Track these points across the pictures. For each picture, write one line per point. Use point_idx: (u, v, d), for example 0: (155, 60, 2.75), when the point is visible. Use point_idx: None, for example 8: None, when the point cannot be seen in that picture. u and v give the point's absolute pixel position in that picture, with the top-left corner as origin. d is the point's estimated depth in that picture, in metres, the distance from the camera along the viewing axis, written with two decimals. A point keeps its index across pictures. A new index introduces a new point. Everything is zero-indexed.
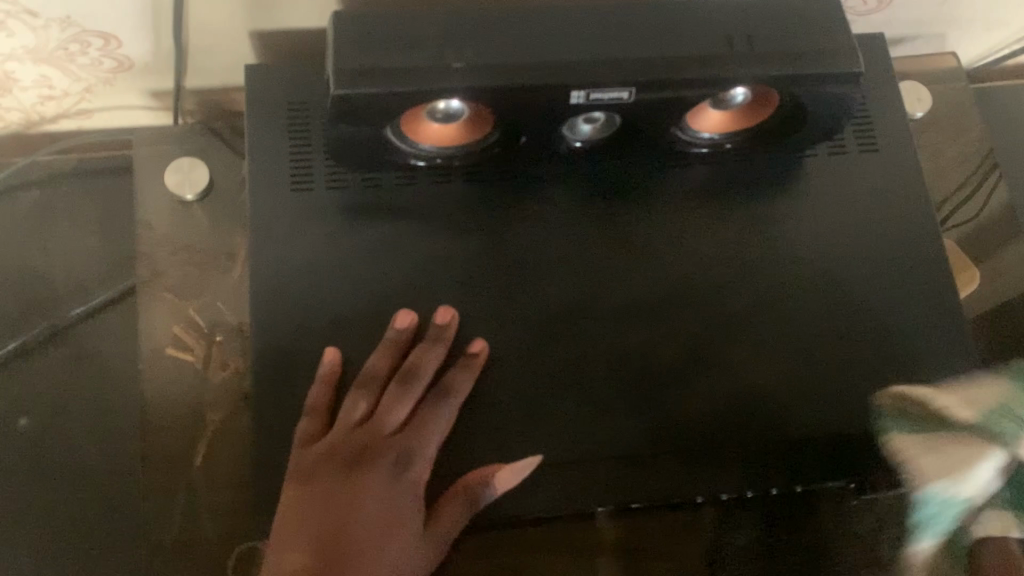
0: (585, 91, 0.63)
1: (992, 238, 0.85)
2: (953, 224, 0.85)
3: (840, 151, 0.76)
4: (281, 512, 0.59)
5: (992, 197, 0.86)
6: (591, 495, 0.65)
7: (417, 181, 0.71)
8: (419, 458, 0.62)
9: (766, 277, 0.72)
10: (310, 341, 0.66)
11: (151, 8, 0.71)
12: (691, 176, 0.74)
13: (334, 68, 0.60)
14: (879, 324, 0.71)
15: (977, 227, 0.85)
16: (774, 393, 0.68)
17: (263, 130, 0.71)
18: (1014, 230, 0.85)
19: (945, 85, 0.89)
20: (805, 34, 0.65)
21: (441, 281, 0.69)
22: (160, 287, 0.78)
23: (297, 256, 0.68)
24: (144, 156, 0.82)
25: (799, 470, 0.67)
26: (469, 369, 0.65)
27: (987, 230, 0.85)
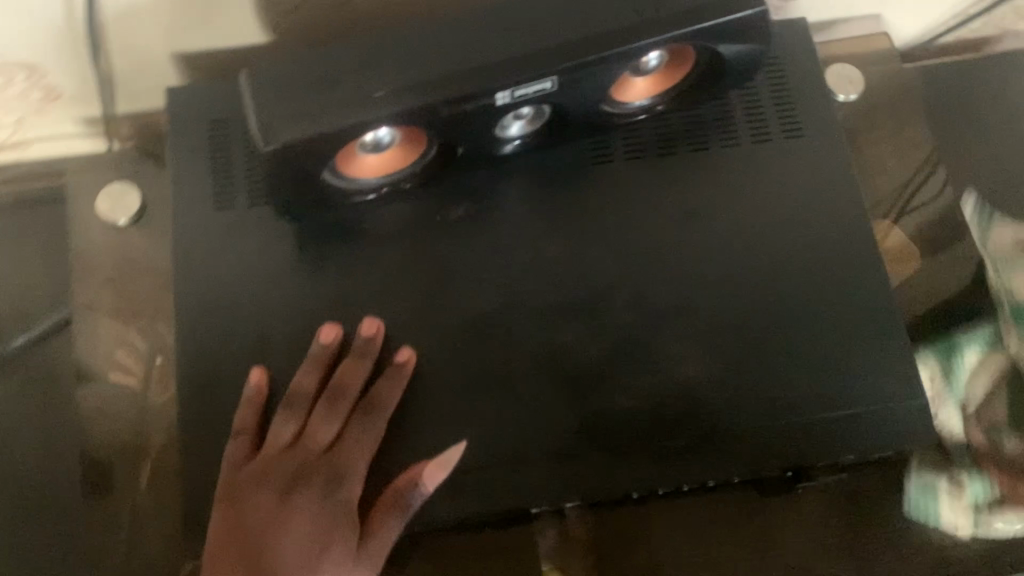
0: (510, 90, 0.63)
1: (942, 237, 0.83)
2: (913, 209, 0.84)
3: (765, 138, 0.75)
4: (211, 534, 0.60)
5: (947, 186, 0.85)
6: (524, 498, 0.64)
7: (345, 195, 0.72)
8: (352, 475, 0.62)
9: (696, 266, 0.71)
10: (235, 359, 0.66)
11: (67, 36, 0.72)
12: (618, 171, 0.74)
13: (258, 125, 0.61)
14: (814, 310, 0.70)
15: (931, 214, 0.83)
16: (707, 385, 0.67)
17: (184, 152, 0.72)
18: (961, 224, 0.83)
19: (878, 66, 0.89)
20: (714, 7, 0.65)
21: (364, 292, 0.69)
22: (99, 312, 0.79)
23: (223, 274, 0.69)
24: (79, 183, 0.82)
25: (737, 460, 0.66)
26: (396, 379, 0.65)
27: (935, 226, 0.83)
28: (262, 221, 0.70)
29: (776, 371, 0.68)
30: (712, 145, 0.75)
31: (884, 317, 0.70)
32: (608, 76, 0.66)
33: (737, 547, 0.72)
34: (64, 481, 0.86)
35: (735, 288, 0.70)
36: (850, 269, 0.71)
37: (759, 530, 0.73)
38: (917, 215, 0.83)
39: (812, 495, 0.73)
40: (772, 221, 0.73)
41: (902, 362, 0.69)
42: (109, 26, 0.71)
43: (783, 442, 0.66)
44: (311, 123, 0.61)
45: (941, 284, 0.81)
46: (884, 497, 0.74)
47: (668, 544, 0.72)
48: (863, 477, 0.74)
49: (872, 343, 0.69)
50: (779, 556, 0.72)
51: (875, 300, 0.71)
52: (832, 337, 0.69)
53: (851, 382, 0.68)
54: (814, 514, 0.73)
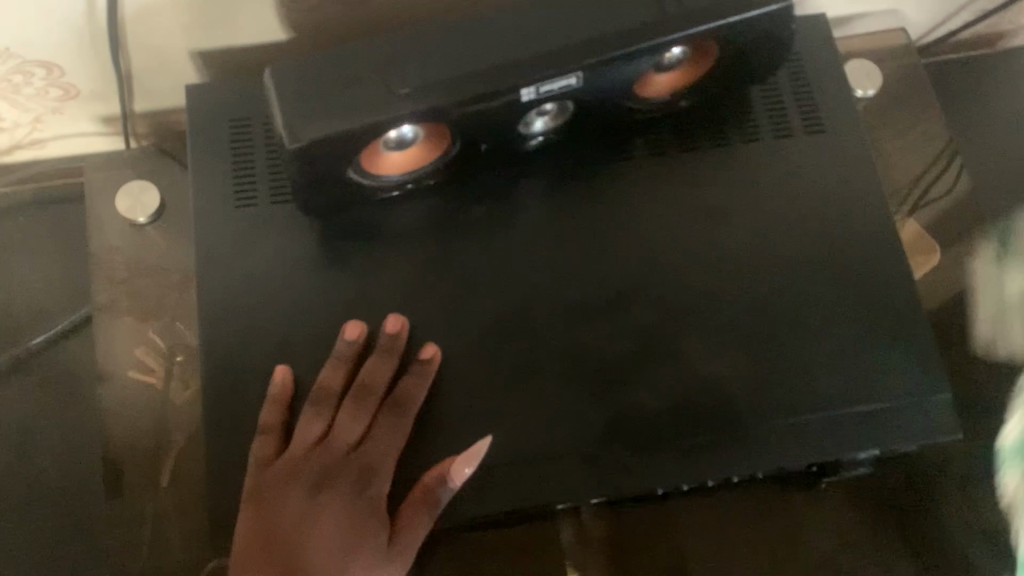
0: (535, 86, 0.63)
1: (959, 228, 0.83)
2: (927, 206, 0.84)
3: (786, 134, 0.75)
4: (239, 534, 0.60)
5: (960, 180, 0.85)
6: (550, 494, 0.64)
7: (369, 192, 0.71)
8: (379, 474, 0.62)
9: (719, 261, 0.71)
10: (259, 357, 0.66)
11: (87, 33, 0.72)
12: (639, 168, 0.74)
13: (283, 122, 0.61)
14: (837, 306, 0.70)
15: (946, 211, 0.83)
16: (731, 382, 0.67)
17: (204, 150, 0.72)
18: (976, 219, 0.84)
19: (896, 62, 0.89)
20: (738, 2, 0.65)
21: (386, 290, 0.68)
22: (118, 312, 0.79)
23: (246, 272, 0.69)
24: (97, 181, 0.82)
25: (762, 456, 0.66)
26: (422, 376, 0.65)
27: (952, 219, 0.83)
28: (284, 219, 0.70)
29: (800, 367, 0.68)
30: (732, 140, 0.75)
31: (907, 313, 0.70)
32: (631, 71, 0.65)
33: (760, 542, 0.72)
34: (83, 480, 0.86)
35: (758, 285, 0.70)
36: (873, 265, 0.71)
37: (781, 526, 0.73)
38: (934, 207, 0.83)
39: (831, 493, 0.74)
40: (793, 216, 0.72)
41: (925, 357, 0.69)
42: (128, 23, 0.71)
43: (808, 438, 0.66)
44: (336, 120, 0.61)
45: (958, 278, 0.81)
46: (900, 498, 0.75)
47: (687, 542, 0.72)
48: (881, 476, 0.75)
49: (896, 338, 0.69)
50: (800, 551, 0.72)
51: (898, 295, 0.71)
52: (855, 333, 0.69)
53: (875, 377, 0.68)
54: (836, 509, 0.74)
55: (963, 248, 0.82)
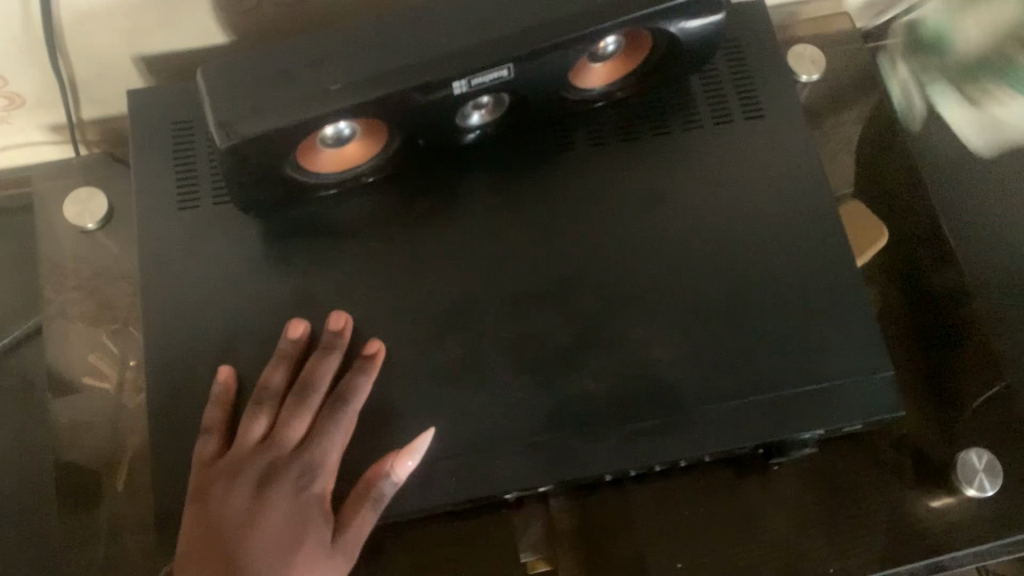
0: (467, 79, 0.63)
1: (904, 215, 0.85)
2: (877, 194, 0.86)
3: (726, 120, 0.76)
4: (183, 533, 0.60)
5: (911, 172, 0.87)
6: (496, 484, 0.64)
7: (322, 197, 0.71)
8: (323, 470, 0.61)
9: (663, 250, 0.71)
10: (204, 356, 0.67)
11: (26, 42, 0.72)
12: (580, 158, 0.74)
13: (214, 122, 0.61)
14: (779, 290, 0.70)
15: (893, 202, 0.86)
16: (673, 367, 0.67)
17: (147, 154, 0.72)
18: (924, 204, 0.85)
19: (841, 46, 0.89)
20: None
21: (330, 288, 0.69)
22: (70, 318, 0.79)
23: (189, 274, 0.69)
24: (46, 189, 0.82)
25: (706, 440, 0.66)
26: (366, 370, 0.64)
27: (898, 208, 0.85)
28: (227, 220, 0.71)
29: (741, 350, 0.68)
30: (673, 128, 0.75)
31: (849, 293, 0.71)
32: (565, 62, 0.66)
33: (716, 531, 0.72)
34: (44, 487, 0.86)
35: (701, 271, 0.70)
36: (814, 247, 0.72)
37: (737, 510, 0.73)
38: (882, 198, 0.85)
39: (785, 474, 0.74)
40: (735, 201, 0.73)
41: (869, 336, 0.70)
42: (66, 30, 0.71)
43: (752, 420, 0.67)
44: (268, 119, 0.61)
45: (904, 262, 0.84)
46: (855, 476, 0.74)
47: (647, 531, 0.72)
48: (834, 455, 0.74)
49: (838, 320, 0.70)
50: (756, 536, 0.72)
51: (839, 275, 0.71)
52: (798, 315, 0.70)
53: (820, 357, 0.68)
54: (791, 492, 0.73)
55: (910, 239, 0.85)
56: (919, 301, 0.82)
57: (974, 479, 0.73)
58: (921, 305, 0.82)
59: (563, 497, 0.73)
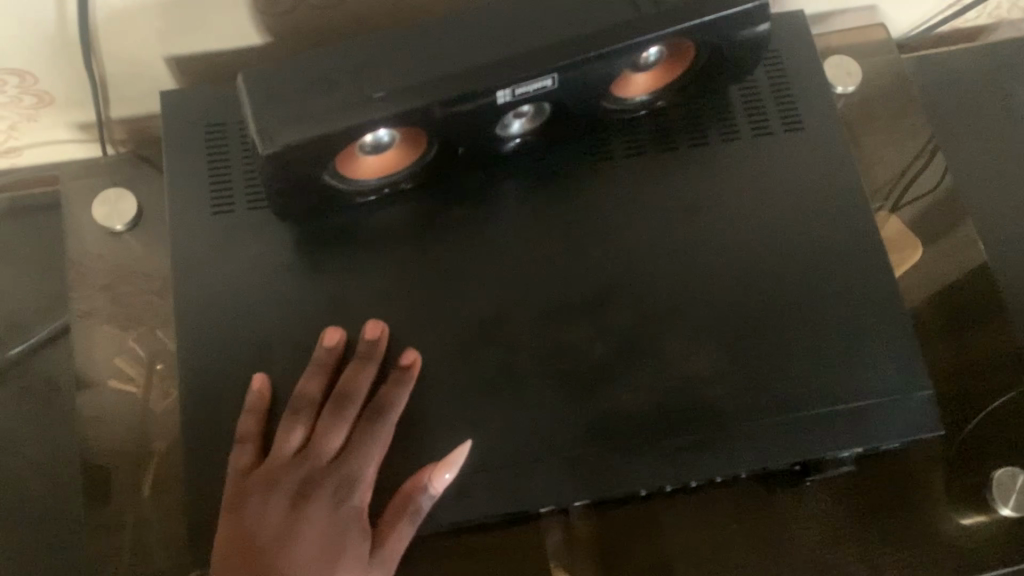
0: (511, 88, 0.62)
1: (938, 222, 0.84)
2: (910, 200, 0.84)
3: (765, 132, 0.75)
4: (219, 544, 0.59)
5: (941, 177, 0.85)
6: (532, 498, 0.63)
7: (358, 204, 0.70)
8: (361, 483, 0.61)
9: (701, 263, 0.70)
10: (237, 364, 0.66)
11: (59, 41, 0.71)
12: (618, 168, 0.73)
13: (256, 128, 0.60)
14: (817, 306, 0.70)
15: (927, 208, 0.84)
16: (711, 382, 0.67)
17: (181, 156, 0.72)
18: (958, 215, 0.84)
19: (877, 57, 0.89)
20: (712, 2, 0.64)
21: (365, 296, 0.68)
22: (96, 320, 0.78)
23: (223, 280, 0.68)
24: (73, 189, 0.81)
25: (743, 457, 0.66)
26: (403, 382, 0.64)
27: (932, 215, 0.84)
28: (262, 225, 0.70)
29: (780, 367, 0.68)
30: (711, 139, 0.75)
31: (887, 309, 0.70)
32: (608, 72, 0.65)
33: (745, 546, 0.72)
34: (67, 487, 0.85)
35: (739, 285, 0.70)
36: (853, 262, 0.71)
37: (768, 526, 0.72)
38: (915, 205, 0.83)
39: (817, 491, 0.73)
40: (773, 214, 0.72)
41: (908, 354, 0.69)
42: (100, 30, 0.70)
43: (790, 438, 0.66)
44: (309, 126, 0.60)
45: (942, 272, 0.82)
46: (888, 495, 0.73)
47: (674, 544, 0.72)
48: (868, 473, 0.74)
49: (877, 338, 0.69)
50: (789, 552, 0.71)
51: (877, 292, 0.70)
52: (836, 331, 0.69)
53: (858, 374, 0.68)
54: (823, 508, 0.73)
55: (944, 245, 0.83)
56: (952, 314, 0.81)
57: (1009, 498, 0.73)
58: (955, 315, 0.81)
59: (583, 508, 0.71)
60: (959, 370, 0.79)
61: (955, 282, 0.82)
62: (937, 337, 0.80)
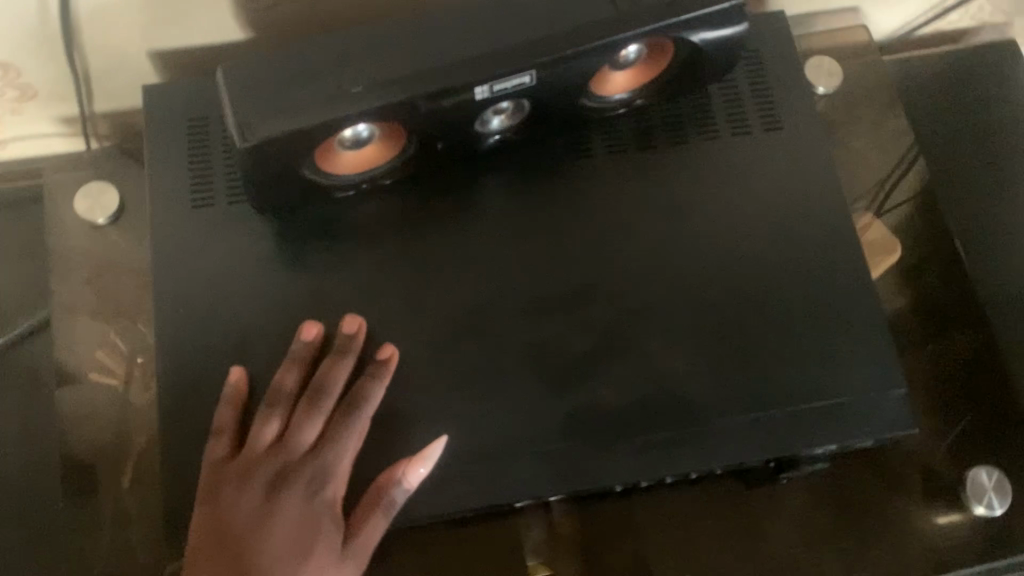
0: (489, 84, 0.63)
1: (918, 232, 0.85)
2: (891, 208, 0.85)
3: (745, 132, 0.76)
4: (193, 535, 0.60)
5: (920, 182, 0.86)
6: (507, 492, 0.64)
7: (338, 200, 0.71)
8: (336, 475, 0.61)
9: (679, 260, 0.71)
10: (216, 356, 0.66)
11: (42, 33, 0.71)
12: (597, 166, 0.74)
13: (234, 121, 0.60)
14: (793, 304, 0.70)
15: (908, 216, 0.85)
16: (686, 379, 0.67)
17: (162, 149, 0.72)
18: (937, 218, 0.85)
19: (859, 59, 0.89)
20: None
21: (345, 290, 0.68)
22: (76, 312, 0.78)
23: (202, 273, 0.69)
24: (56, 182, 0.81)
25: (718, 452, 0.66)
26: (379, 375, 0.64)
27: (911, 222, 0.85)
28: (242, 219, 0.70)
29: (755, 364, 0.68)
30: (691, 138, 0.75)
31: (863, 309, 0.70)
32: (585, 70, 0.66)
33: (721, 542, 0.72)
34: (44, 480, 0.85)
35: (715, 283, 0.70)
36: (830, 261, 0.72)
37: (743, 523, 0.73)
38: (894, 211, 0.85)
39: (794, 489, 0.73)
40: (751, 213, 0.73)
41: (883, 352, 0.69)
42: (82, 22, 0.71)
43: (764, 434, 0.66)
44: (287, 120, 0.61)
45: (920, 277, 0.83)
46: (865, 493, 0.74)
47: (651, 541, 0.72)
48: (844, 472, 0.74)
49: (852, 337, 0.69)
50: (763, 549, 0.72)
51: (854, 291, 0.71)
52: (813, 329, 0.69)
53: (833, 372, 0.68)
54: (798, 504, 0.73)
55: (923, 250, 0.84)
56: (928, 317, 0.81)
57: (982, 497, 0.73)
58: (935, 317, 0.81)
59: (565, 503, 0.72)
60: (940, 369, 0.80)
61: (934, 283, 0.83)
62: (920, 340, 0.81)
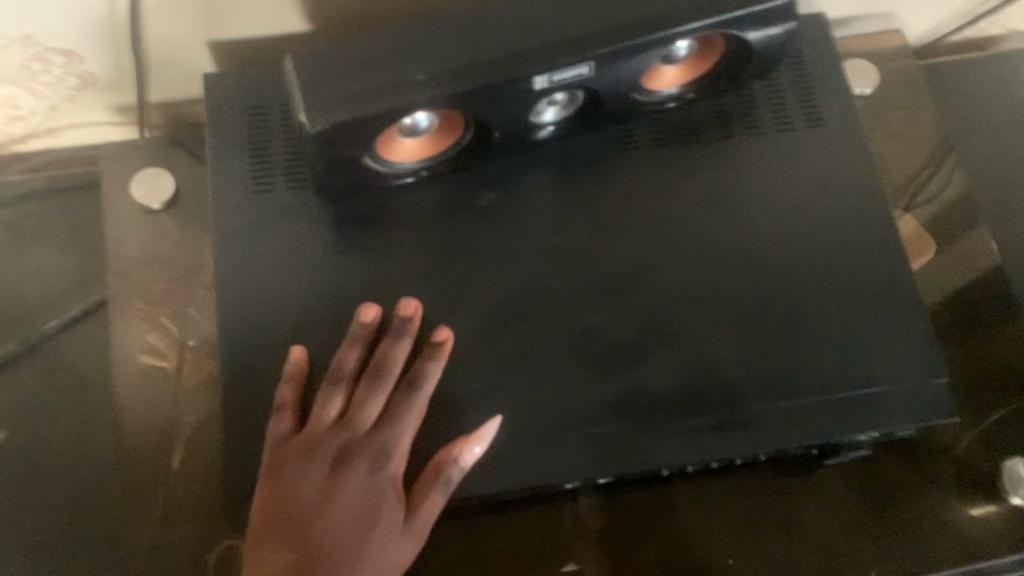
0: (548, 75, 0.65)
1: (957, 228, 0.86)
2: (927, 204, 0.86)
3: (787, 128, 0.78)
4: (258, 509, 0.61)
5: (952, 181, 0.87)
6: (560, 473, 0.65)
7: (395, 190, 0.72)
8: (396, 453, 0.63)
9: (723, 253, 0.72)
10: (275, 337, 0.68)
11: (108, 22, 0.73)
12: (645, 158, 0.76)
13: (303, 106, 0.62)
14: (837, 294, 0.72)
15: (941, 212, 0.85)
16: (733, 365, 0.69)
17: (222, 136, 0.74)
18: (972, 213, 0.86)
19: (893, 62, 0.92)
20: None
21: (400, 276, 0.70)
22: (130, 297, 0.80)
23: (261, 257, 0.70)
24: (111, 169, 0.83)
25: (763, 437, 0.67)
26: (436, 357, 0.66)
27: (949, 217, 0.86)
28: (300, 205, 0.72)
29: (800, 352, 0.69)
30: (735, 133, 0.77)
31: (904, 301, 0.72)
32: (640, 62, 0.67)
33: (761, 531, 0.73)
34: (91, 461, 0.87)
35: (760, 274, 0.72)
36: (872, 254, 0.73)
37: (784, 511, 0.74)
38: (930, 206, 0.86)
39: (832, 479, 0.75)
40: (795, 209, 0.75)
41: (924, 344, 0.71)
42: (147, 12, 0.73)
43: (810, 421, 0.68)
44: (353, 105, 0.62)
45: (956, 274, 0.84)
46: (897, 485, 0.75)
47: (693, 529, 0.73)
48: (881, 462, 0.76)
49: (894, 328, 0.71)
50: (803, 536, 0.73)
51: (895, 283, 0.73)
52: (855, 320, 0.71)
53: (876, 360, 0.70)
54: (837, 494, 0.74)
55: (961, 247, 0.85)
56: (962, 318, 0.83)
57: (1021, 487, 0.75)
58: (970, 318, 0.83)
59: (594, 498, 0.73)
60: (971, 368, 0.82)
61: (969, 281, 0.84)
62: (952, 338, 0.83)
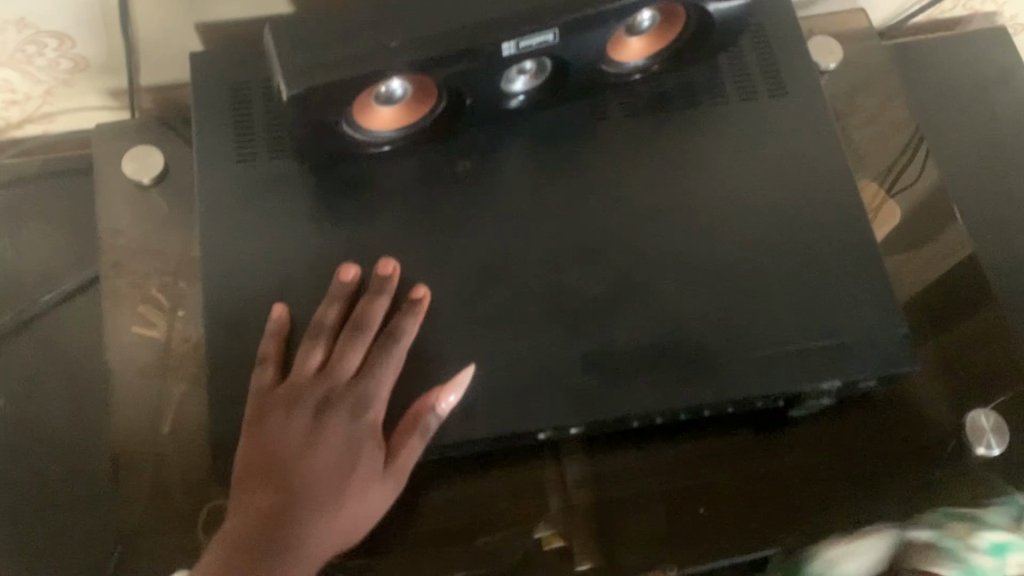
0: (515, 41, 0.68)
1: (929, 211, 0.88)
2: (902, 186, 0.89)
3: (751, 98, 0.81)
4: (242, 455, 0.64)
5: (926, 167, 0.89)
6: (532, 424, 0.67)
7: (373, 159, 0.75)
8: (375, 401, 0.66)
9: (689, 216, 0.75)
10: (258, 298, 0.71)
11: (99, 4, 0.77)
12: (614, 127, 0.79)
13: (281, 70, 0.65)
14: (800, 253, 0.74)
15: (913, 192, 0.88)
16: (699, 320, 0.71)
17: (208, 110, 0.77)
18: (946, 200, 0.88)
19: (857, 40, 0.95)
20: None
21: (378, 241, 0.73)
22: (121, 270, 0.83)
23: (244, 223, 0.73)
24: (103, 150, 0.87)
25: (729, 388, 0.70)
26: (413, 312, 0.68)
27: (923, 206, 0.88)
28: (282, 174, 0.75)
29: (764, 307, 0.72)
30: (701, 103, 0.80)
31: (865, 258, 0.75)
32: (604, 30, 0.71)
33: (731, 482, 0.76)
34: (87, 429, 0.91)
35: (725, 234, 0.75)
36: (834, 215, 0.76)
37: (753, 463, 0.76)
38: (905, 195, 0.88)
39: (800, 433, 0.78)
40: (759, 173, 0.77)
41: (886, 299, 0.73)
42: None
43: (774, 372, 0.70)
44: (329, 70, 0.65)
45: (935, 271, 0.85)
46: (866, 439, 0.78)
47: (665, 483, 0.75)
48: (848, 417, 0.78)
49: (855, 284, 0.74)
50: (771, 487, 0.76)
51: (856, 242, 0.75)
52: (818, 277, 0.73)
53: (839, 314, 0.72)
54: (804, 445, 0.77)
55: (932, 226, 0.87)
56: (938, 297, 0.84)
57: (982, 438, 0.78)
58: (949, 299, 0.85)
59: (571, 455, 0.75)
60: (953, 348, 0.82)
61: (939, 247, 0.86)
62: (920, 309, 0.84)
